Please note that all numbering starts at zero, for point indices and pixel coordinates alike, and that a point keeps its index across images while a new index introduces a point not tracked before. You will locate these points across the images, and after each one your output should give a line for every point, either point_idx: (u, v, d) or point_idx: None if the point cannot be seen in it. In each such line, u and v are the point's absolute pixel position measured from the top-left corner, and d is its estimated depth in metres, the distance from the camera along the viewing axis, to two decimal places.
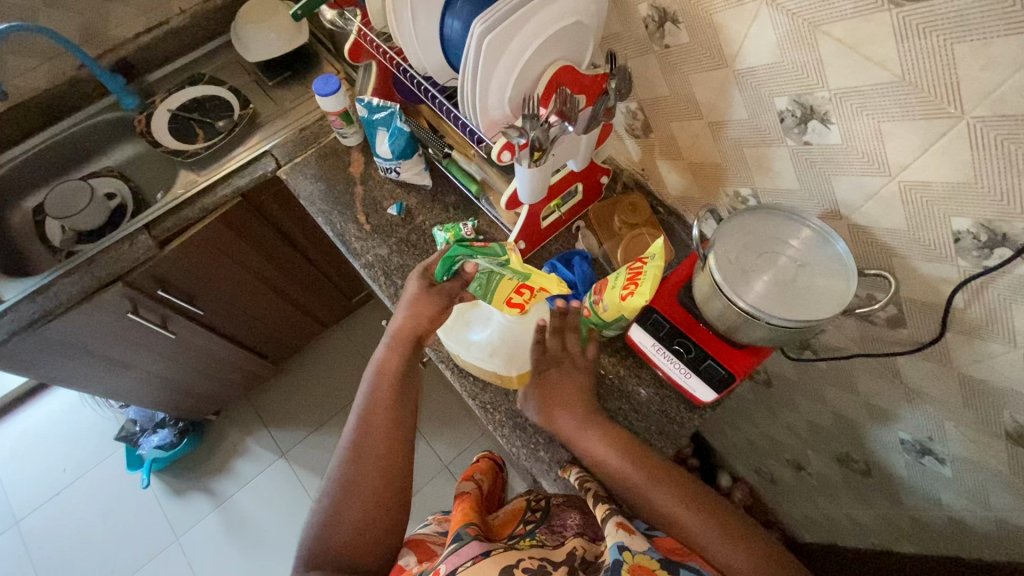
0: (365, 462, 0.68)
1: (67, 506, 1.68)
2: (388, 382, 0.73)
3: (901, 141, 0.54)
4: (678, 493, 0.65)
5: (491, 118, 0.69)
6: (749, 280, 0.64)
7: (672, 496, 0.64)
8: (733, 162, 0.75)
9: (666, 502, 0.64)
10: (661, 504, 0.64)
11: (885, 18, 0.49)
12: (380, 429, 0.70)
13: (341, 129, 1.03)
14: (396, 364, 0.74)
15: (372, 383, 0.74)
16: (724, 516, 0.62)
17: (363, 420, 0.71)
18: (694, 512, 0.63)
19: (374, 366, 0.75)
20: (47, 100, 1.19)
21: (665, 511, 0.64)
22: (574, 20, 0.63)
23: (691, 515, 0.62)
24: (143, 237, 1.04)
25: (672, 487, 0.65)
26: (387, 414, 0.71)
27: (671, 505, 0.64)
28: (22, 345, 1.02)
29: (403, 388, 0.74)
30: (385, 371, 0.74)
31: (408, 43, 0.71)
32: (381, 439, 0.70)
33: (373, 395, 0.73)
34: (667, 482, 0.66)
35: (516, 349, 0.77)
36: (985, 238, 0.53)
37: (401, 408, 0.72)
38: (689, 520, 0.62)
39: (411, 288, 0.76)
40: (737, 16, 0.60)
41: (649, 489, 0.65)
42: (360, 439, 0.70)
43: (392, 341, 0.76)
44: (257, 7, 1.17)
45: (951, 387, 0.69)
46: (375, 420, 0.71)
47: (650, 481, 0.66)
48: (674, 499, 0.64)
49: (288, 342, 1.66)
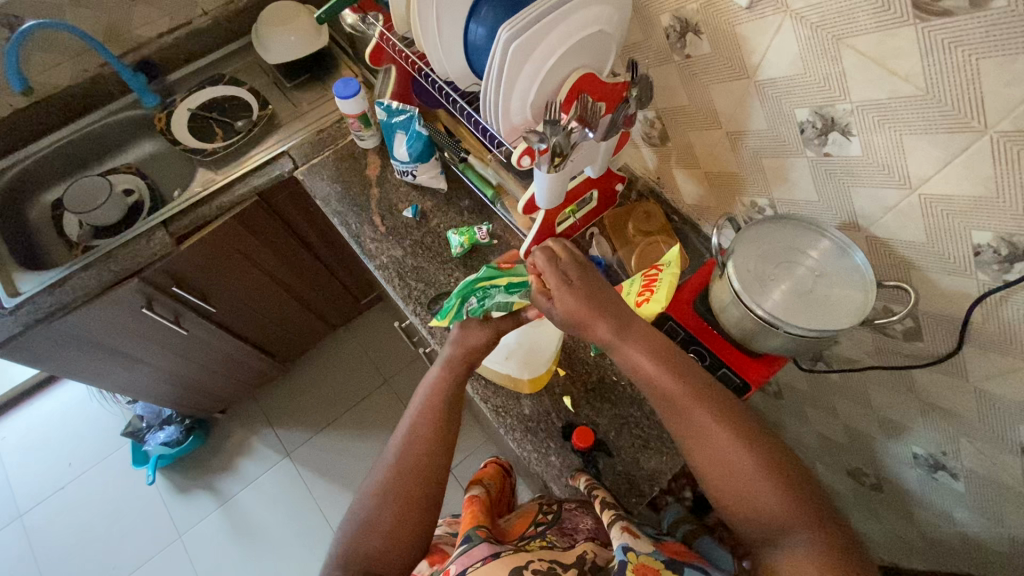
0: (401, 470, 0.67)
1: (71, 500, 1.69)
2: (438, 401, 0.72)
3: (922, 153, 0.55)
4: (771, 471, 0.57)
5: (511, 124, 0.70)
6: (766, 289, 0.65)
7: (766, 477, 0.57)
8: (751, 172, 0.75)
9: (760, 488, 0.57)
10: (750, 489, 0.57)
11: (910, 33, 0.49)
12: (420, 443, 0.69)
13: (359, 132, 1.04)
14: (445, 391, 0.73)
15: (421, 401, 0.73)
16: (775, 464, 0.58)
17: (410, 430, 0.70)
18: (754, 467, 0.58)
19: (426, 386, 0.74)
20: (69, 96, 1.20)
21: (755, 500, 0.56)
22: (598, 28, 0.64)
23: (748, 469, 0.57)
24: (160, 234, 1.05)
25: (769, 469, 0.57)
26: (431, 430, 0.70)
27: (762, 494, 0.56)
28: (39, 337, 1.03)
29: (451, 411, 0.72)
30: (435, 390, 0.73)
31: (432, 47, 0.72)
32: (421, 452, 0.69)
33: (422, 409, 0.72)
34: (763, 464, 0.58)
35: (531, 354, 0.83)
36: (1005, 252, 0.54)
37: (444, 427, 0.71)
38: (720, 447, 0.59)
39: None
40: (761, 29, 0.61)
41: (718, 439, 0.59)
42: (403, 450, 0.69)
43: (447, 363, 0.75)
44: (278, 9, 1.18)
45: (965, 401, 0.69)
46: (422, 434, 0.70)
47: (746, 458, 0.58)
48: (772, 481, 0.57)
49: (297, 342, 1.67)
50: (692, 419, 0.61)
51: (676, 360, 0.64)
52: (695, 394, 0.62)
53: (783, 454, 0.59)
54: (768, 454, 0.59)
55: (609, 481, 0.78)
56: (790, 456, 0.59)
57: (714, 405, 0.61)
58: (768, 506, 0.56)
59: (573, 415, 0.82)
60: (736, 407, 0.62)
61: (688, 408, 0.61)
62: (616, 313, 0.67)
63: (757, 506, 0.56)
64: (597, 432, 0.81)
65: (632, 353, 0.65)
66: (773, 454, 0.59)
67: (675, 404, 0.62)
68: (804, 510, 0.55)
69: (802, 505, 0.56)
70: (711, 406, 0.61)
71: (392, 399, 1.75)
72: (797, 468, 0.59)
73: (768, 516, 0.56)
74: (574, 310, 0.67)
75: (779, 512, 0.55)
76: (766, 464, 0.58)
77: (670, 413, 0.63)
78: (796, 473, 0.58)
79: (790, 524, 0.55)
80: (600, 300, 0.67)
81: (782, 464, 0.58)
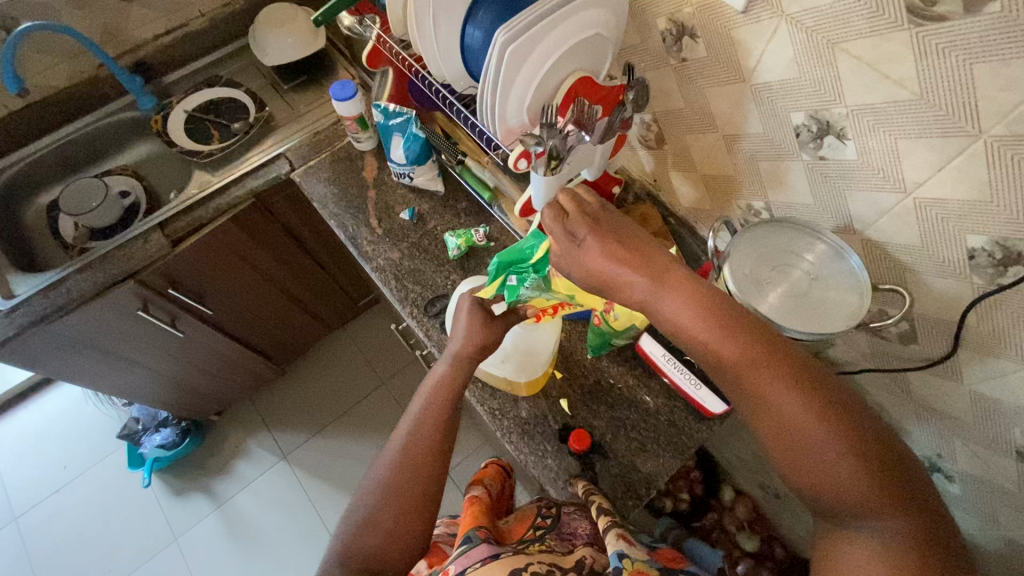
0: (402, 470, 0.67)
1: (67, 503, 1.68)
2: (443, 401, 0.71)
3: (917, 158, 0.55)
4: (848, 445, 0.48)
5: (508, 126, 0.70)
6: (762, 292, 0.65)
7: (841, 453, 0.48)
8: (747, 175, 0.75)
9: (840, 468, 0.48)
10: (822, 465, 0.48)
11: (904, 38, 0.50)
12: (423, 443, 0.69)
13: (356, 133, 1.04)
14: (450, 390, 0.72)
15: (426, 398, 0.72)
16: (856, 437, 0.48)
17: (413, 428, 0.70)
18: (828, 440, 0.48)
19: (430, 384, 0.73)
20: (65, 98, 1.20)
21: (831, 481, 0.48)
22: (594, 32, 0.64)
23: (819, 443, 0.49)
24: (156, 236, 1.04)
25: (849, 443, 0.48)
26: (433, 431, 0.69)
27: (834, 470, 0.48)
28: (33, 340, 1.03)
29: (454, 410, 0.72)
30: (440, 389, 0.72)
31: (428, 49, 0.72)
32: (424, 452, 0.68)
33: (425, 408, 0.71)
34: (846, 439, 0.48)
35: (527, 357, 0.81)
36: (999, 255, 0.54)
37: (446, 428, 0.70)
38: (789, 415, 0.50)
39: (464, 304, 0.75)
40: (757, 32, 0.61)
41: (784, 406, 0.50)
42: (405, 449, 0.69)
43: (456, 361, 0.73)
44: (275, 11, 1.17)
45: (962, 404, 0.69)
46: (424, 434, 0.69)
47: (825, 435, 0.48)
48: (848, 457, 0.48)
49: (293, 344, 1.66)
50: (750, 384, 0.52)
51: (727, 316, 0.53)
52: (756, 358, 0.52)
53: (868, 422, 0.50)
54: (850, 424, 0.49)
55: (605, 485, 0.77)
56: (879, 425, 0.50)
57: (783, 368, 0.51)
58: (843, 484, 0.48)
59: (569, 418, 0.82)
60: (811, 366, 0.52)
61: (745, 371, 0.52)
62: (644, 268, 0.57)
63: (829, 482, 0.48)
64: (594, 435, 0.81)
65: (669, 307, 0.55)
66: (854, 425, 0.49)
67: (733, 372, 0.52)
68: (891, 490, 0.47)
69: (891, 483, 0.47)
70: (782, 373, 0.51)
71: (389, 401, 1.75)
72: (885, 441, 0.49)
73: (846, 497, 0.48)
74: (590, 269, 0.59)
75: (860, 494, 0.47)
76: (848, 438, 0.48)
77: (725, 378, 0.54)
78: (881, 448, 0.48)
79: (872, 508, 0.47)
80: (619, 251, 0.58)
81: (866, 434, 0.49)
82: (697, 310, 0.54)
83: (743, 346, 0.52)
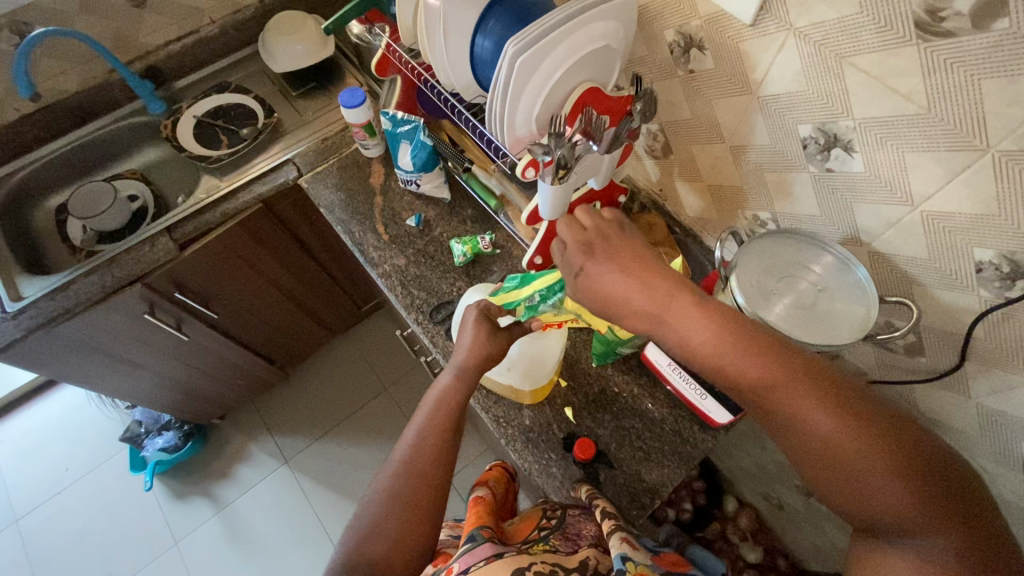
0: (408, 479, 0.67)
1: (68, 506, 1.68)
2: (446, 411, 0.71)
3: (924, 171, 0.55)
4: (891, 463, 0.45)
5: (516, 136, 0.70)
6: (770, 303, 0.65)
7: (884, 472, 0.45)
8: (754, 186, 0.76)
9: (884, 490, 0.45)
10: (863, 485, 0.46)
11: (913, 53, 0.50)
12: (429, 452, 0.69)
13: (364, 140, 1.05)
14: (452, 402, 0.72)
15: (430, 409, 0.72)
16: (900, 456, 0.46)
17: (419, 437, 0.70)
18: (868, 458, 0.46)
19: (434, 394, 0.73)
20: (76, 103, 1.21)
21: (868, 497, 0.46)
22: (603, 43, 0.65)
23: (859, 461, 0.46)
24: (164, 239, 1.05)
25: (891, 461, 0.45)
26: (437, 440, 0.70)
27: (878, 489, 0.45)
28: (41, 343, 1.03)
29: (455, 421, 0.72)
30: (446, 399, 0.72)
31: (439, 58, 0.73)
32: (429, 460, 0.68)
33: (431, 416, 0.71)
34: (888, 459, 0.46)
35: (534, 365, 0.81)
36: (1007, 269, 0.54)
37: (450, 438, 0.70)
38: (824, 432, 0.47)
39: (470, 317, 0.75)
40: (765, 45, 0.61)
41: (819, 424, 0.48)
42: (411, 458, 0.69)
43: (461, 371, 0.73)
44: (284, 19, 1.19)
45: (969, 416, 0.69)
46: (429, 442, 0.69)
47: (864, 454, 0.46)
48: (893, 477, 0.45)
49: (296, 349, 1.67)
50: (780, 401, 0.50)
51: (747, 338, 0.52)
52: (780, 375, 0.50)
53: (913, 439, 0.47)
54: (889, 439, 0.46)
55: (610, 492, 0.77)
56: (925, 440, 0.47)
57: (812, 385, 0.49)
58: (888, 504, 0.45)
59: (574, 427, 0.82)
60: (843, 382, 0.50)
61: (770, 388, 0.50)
62: (638, 288, 0.58)
63: (874, 502, 0.46)
64: (599, 444, 0.81)
65: (676, 323, 0.55)
66: (898, 441, 0.46)
67: (760, 394, 0.51)
68: (941, 508, 0.44)
69: (935, 498, 0.45)
70: (809, 383, 0.49)
71: (390, 408, 1.75)
72: (934, 458, 0.46)
73: (893, 520, 0.45)
74: (605, 283, 0.60)
75: (906, 515, 0.45)
76: (891, 458, 0.46)
77: (746, 396, 0.52)
78: (930, 466, 0.46)
79: (923, 529, 0.44)
80: (632, 266, 0.60)
81: (909, 450, 0.46)
82: (700, 322, 0.54)
83: (754, 355, 0.51)
